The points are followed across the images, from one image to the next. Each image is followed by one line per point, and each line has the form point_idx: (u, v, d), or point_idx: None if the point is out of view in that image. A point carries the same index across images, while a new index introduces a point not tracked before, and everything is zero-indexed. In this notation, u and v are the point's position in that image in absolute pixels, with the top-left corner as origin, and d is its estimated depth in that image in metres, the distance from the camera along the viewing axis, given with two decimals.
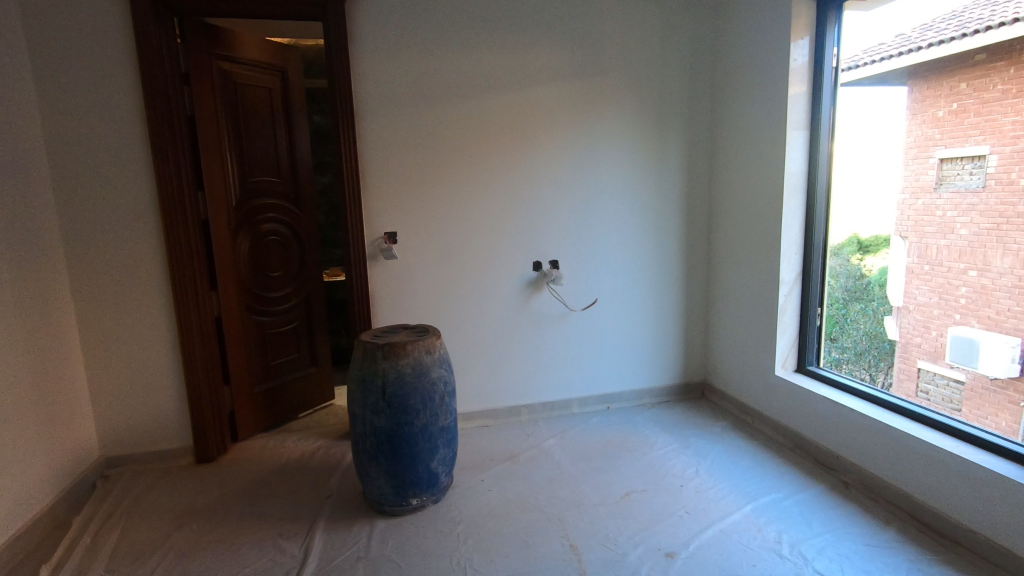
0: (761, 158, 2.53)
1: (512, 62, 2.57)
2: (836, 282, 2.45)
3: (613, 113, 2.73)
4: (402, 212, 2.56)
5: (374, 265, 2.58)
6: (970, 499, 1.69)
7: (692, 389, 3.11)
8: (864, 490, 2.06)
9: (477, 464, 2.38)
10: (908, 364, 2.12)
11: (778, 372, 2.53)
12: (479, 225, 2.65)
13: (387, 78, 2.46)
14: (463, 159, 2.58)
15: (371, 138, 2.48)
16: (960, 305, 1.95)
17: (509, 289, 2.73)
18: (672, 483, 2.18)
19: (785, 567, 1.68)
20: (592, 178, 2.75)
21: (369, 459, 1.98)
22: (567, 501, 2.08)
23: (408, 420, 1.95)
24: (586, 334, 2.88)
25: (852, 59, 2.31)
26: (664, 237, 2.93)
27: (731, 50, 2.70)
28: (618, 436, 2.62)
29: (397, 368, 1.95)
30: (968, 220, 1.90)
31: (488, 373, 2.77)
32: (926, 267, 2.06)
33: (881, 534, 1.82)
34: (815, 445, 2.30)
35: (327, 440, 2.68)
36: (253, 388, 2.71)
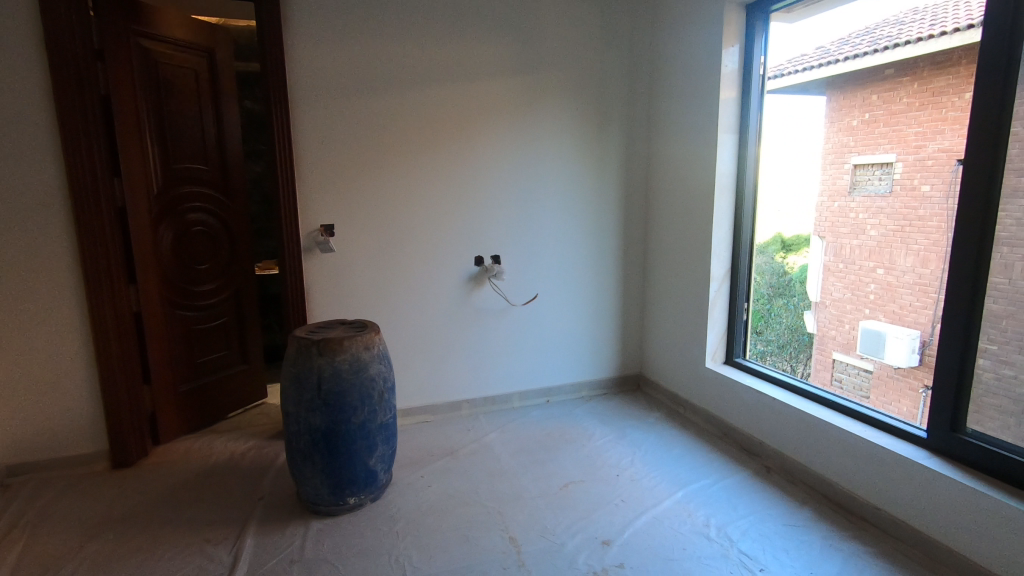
0: (695, 159, 2.63)
1: (453, 55, 2.54)
2: (761, 278, 2.58)
3: (554, 110, 2.76)
4: (339, 203, 2.48)
5: (310, 259, 2.49)
6: (875, 478, 1.84)
7: (628, 381, 3.20)
8: (783, 473, 2.20)
9: (417, 460, 2.36)
10: (824, 355, 2.32)
11: (708, 364, 2.65)
12: (419, 219, 2.61)
13: (325, 65, 2.38)
14: (404, 151, 2.54)
15: (307, 125, 2.39)
16: (870, 300, 2.17)
17: (450, 284, 2.72)
18: (608, 473, 2.24)
19: (712, 548, 1.77)
20: (533, 174, 2.78)
21: (304, 458, 1.92)
22: (506, 494, 2.09)
23: (345, 418, 1.91)
24: (526, 329, 2.91)
25: (778, 67, 2.43)
26: (603, 233, 3.00)
27: (666, 53, 2.79)
28: (557, 428, 2.67)
29: (333, 364, 1.89)
30: (877, 222, 2.13)
31: (428, 368, 2.75)
32: (841, 265, 2.28)
33: (798, 514, 1.95)
34: (741, 433, 2.43)
35: (259, 441, 2.57)
36: (177, 387, 2.56)
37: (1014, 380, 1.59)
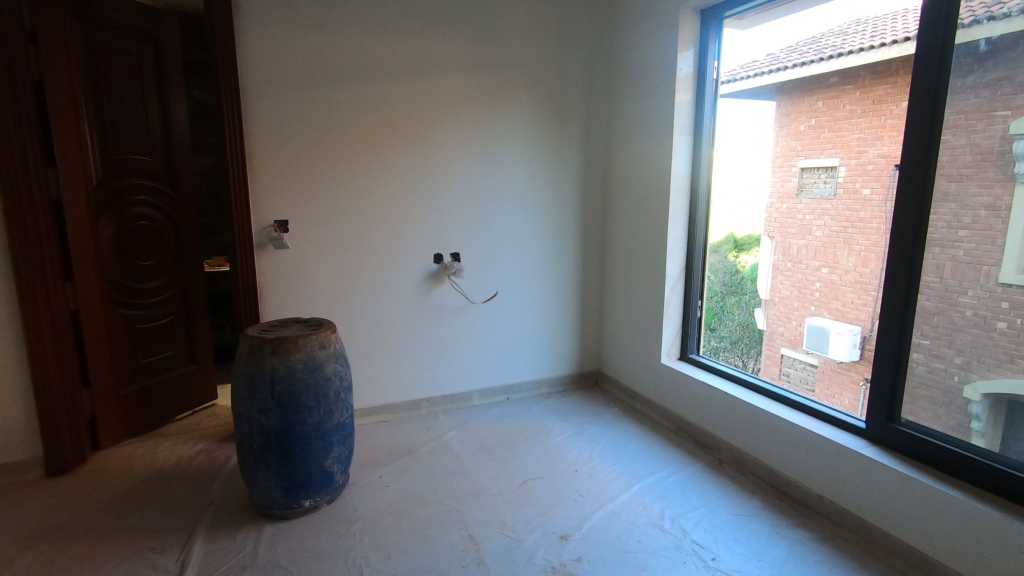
0: (651, 160, 2.69)
1: (412, 50, 2.51)
2: (715, 277, 2.66)
3: (514, 109, 2.77)
4: (293, 198, 2.42)
5: (263, 255, 2.42)
6: (818, 467, 1.93)
7: (586, 377, 3.25)
8: (734, 465, 2.28)
9: (374, 460, 2.32)
10: (773, 351, 2.39)
11: (664, 360, 2.72)
12: (377, 216, 2.57)
13: (279, 56, 2.31)
14: (361, 146, 2.49)
15: (259, 117, 2.32)
16: (815, 297, 2.26)
17: (409, 281, 2.69)
18: (567, 468, 2.27)
19: (667, 539, 1.82)
20: (494, 172, 2.78)
21: (256, 460, 1.86)
22: (465, 491, 2.09)
23: (300, 419, 1.86)
24: (486, 326, 2.91)
25: (730, 73, 2.51)
26: (562, 231, 3.02)
27: (624, 55, 2.84)
28: (517, 425, 2.68)
29: (287, 364, 1.84)
30: (823, 223, 2.21)
31: (386, 367, 2.71)
32: (789, 264, 2.36)
33: (747, 503, 2.02)
34: (694, 426, 2.51)
35: (208, 444, 2.48)
36: (120, 390, 2.44)
37: (944, 372, 1.69)
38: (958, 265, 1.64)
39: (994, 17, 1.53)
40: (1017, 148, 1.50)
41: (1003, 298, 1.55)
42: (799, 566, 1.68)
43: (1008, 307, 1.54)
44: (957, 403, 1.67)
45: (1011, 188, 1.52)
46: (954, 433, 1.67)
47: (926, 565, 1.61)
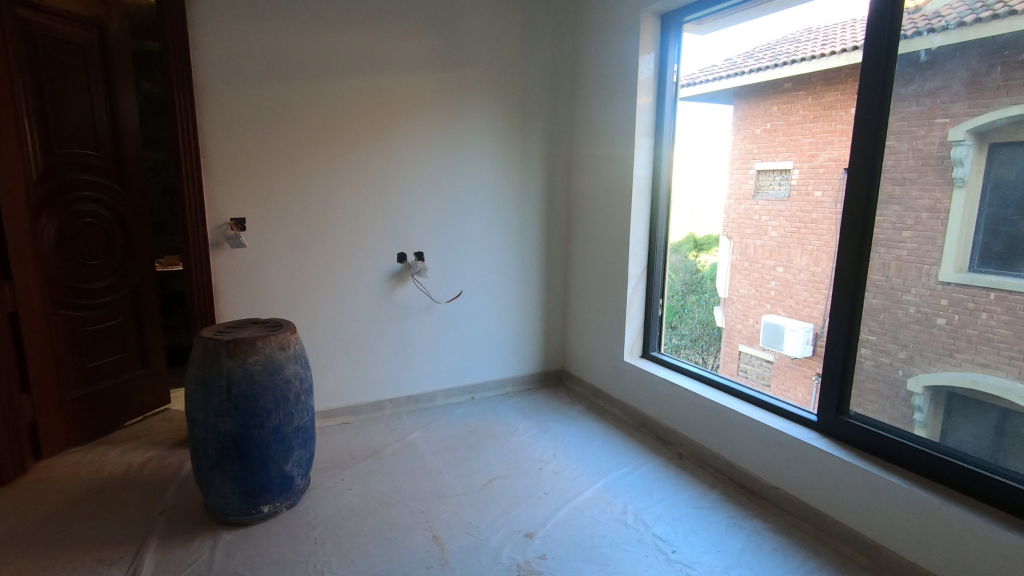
0: (614, 160, 2.72)
1: (374, 46, 2.48)
2: (676, 276, 2.73)
3: (478, 108, 2.77)
4: (250, 196, 2.35)
5: (219, 254, 2.34)
6: (773, 460, 2.00)
7: (551, 376, 3.27)
8: (694, 459, 2.34)
9: (336, 463, 2.28)
10: (731, 348, 2.47)
11: (627, 357, 2.76)
12: (338, 215, 2.52)
13: (236, 49, 2.24)
14: (321, 144, 2.44)
15: (214, 112, 2.24)
16: (771, 296, 2.33)
17: (372, 281, 2.65)
18: (531, 467, 2.28)
19: (628, 534, 1.85)
20: (458, 171, 2.77)
21: (211, 466, 1.81)
22: (429, 492, 2.08)
23: (258, 422, 1.81)
24: (451, 326, 2.90)
25: (689, 77, 2.59)
26: (527, 230, 3.04)
27: (586, 56, 2.87)
28: (481, 425, 2.68)
29: (245, 366, 1.79)
30: (777, 224, 2.29)
31: (349, 368, 2.66)
32: (746, 263, 2.44)
33: (706, 497, 2.07)
34: (656, 422, 2.56)
35: (160, 450, 2.38)
36: (64, 395, 2.32)
37: (889, 366, 1.78)
38: (901, 265, 1.73)
39: (934, 29, 1.61)
40: (954, 154, 1.59)
41: (943, 296, 1.64)
42: (755, 556, 1.74)
43: (947, 304, 1.63)
44: (901, 396, 1.75)
45: (948, 192, 1.60)
46: (898, 424, 1.75)
47: (873, 550, 1.68)
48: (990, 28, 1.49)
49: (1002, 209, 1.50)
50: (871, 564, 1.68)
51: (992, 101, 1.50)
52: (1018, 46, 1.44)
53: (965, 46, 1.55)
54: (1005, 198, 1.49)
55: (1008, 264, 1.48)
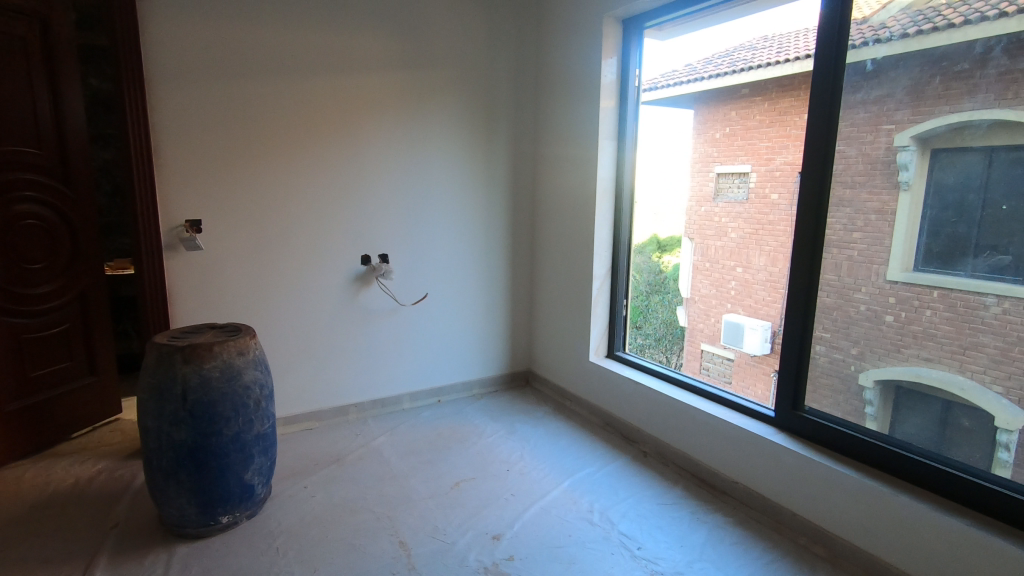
0: (578, 163, 2.75)
1: (336, 45, 2.44)
2: (640, 276, 2.78)
3: (443, 109, 2.76)
4: (206, 196, 2.28)
5: (173, 257, 2.27)
6: (733, 455, 2.05)
7: (517, 377, 3.28)
8: (658, 456, 2.38)
9: (299, 470, 2.23)
10: (694, 346, 2.52)
11: (592, 358, 2.80)
12: (300, 216, 2.47)
13: (190, 44, 2.17)
14: (282, 143, 2.39)
15: (168, 109, 2.17)
16: (731, 295, 2.38)
17: (335, 283, 2.60)
18: (498, 469, 2.28)
19: (595, 533, 1.87)
20: (423, 173, 2.75)
21: (166, 477, 1.74)
22: (395, 497, 2.05)
23: (215, 431, 1.75)
24: (416, 329, 2.87)
25: (651, 81, 2.63)
26: (492, 232, 3.04)
27: (550, 59, 2.89)
28: (448, 427, 2.67)
29: (201, 373, 1.74)
30: (737, 226, 2.35)
31: (311, 373, 2.61)
32: (707, 263, 2.49)
33: (670, 493, 2.11)
34: (621, 421, 2.60)
35: (111, 462, 2.28)
36: (4, 407, 2.20)
37: (842, 362, 1.86)
38: (853, 265, 1.80)
39: (879, 40, 1.69)
40: (900, 158, 1.66)
41: (891, 294, 1.71)
42: (716, 549, 1.78)
43: (895, 302, 1.70)
44: (853, 390, 1.83)
45: (895, 194, 1.68)
46: (850, 418, 1.82)
47: (827, 540, 1.75)
48: (930, 40, 1.57)
49: (943, 211, 1.57)
50: (826, 553, 1.75)
51: (933, 108, 1.58)
52: (956, 58, 1.53)
53: (908, 56, 1.62)
54: (945, 201, 1.57)
55: (949, 263, 1.56)
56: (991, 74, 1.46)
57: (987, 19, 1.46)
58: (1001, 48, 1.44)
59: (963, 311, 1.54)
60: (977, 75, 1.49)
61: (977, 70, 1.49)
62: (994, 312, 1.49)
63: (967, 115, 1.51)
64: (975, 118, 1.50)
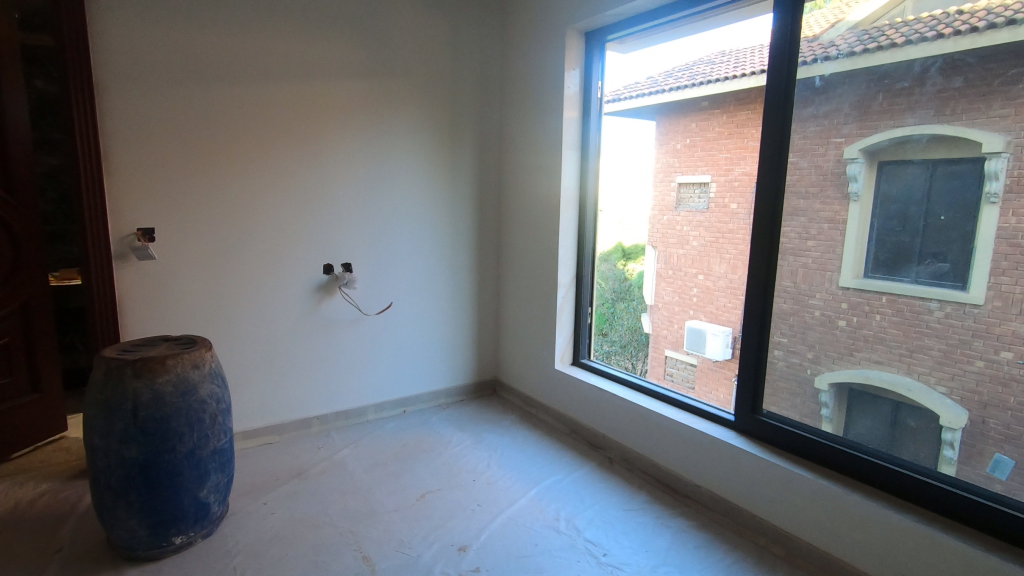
0: (543, 172, 2.78)
1: (298, 51, 2.42)
2: (605, 284, 2.82)
3: (408, 118, 2.75)
4: (160, 204, 2.21)
5: (124, 267, 2.19)
6: (695, 459, 2.09)
7: (484, 386, 3.27)
8: (623, 462, 2.41)
9: (258, 486, 2.16)
10: (658, 352, 2.57)
11: (558, 365, 2.81)
12: (260, 225, 2.42)
13: (143, 47, 2.11)
14: (241, 150, 2.33)
15: (118, 114, 2.10)
16: (693, 301, 2.45)
17: (296, 293, 2.55)
18: (464, 479, 2.26)
19: (561, 540, 1.87)
20: (387, 182, 2.72)
21: (115, 497, 1.66)
22: (359, 511, 2.01)
23: (169, 448, 1.68)
24: (381, 339, 2.83)
25: (614, 92, 2.68)
26: (458, 241, 3.03)
27: (515, 68, 2.92)
28: (414, 438, 2.64)
29: (153, 388, 1.67)
30: (698, 234, 2.42)
31: (271, 385, 2.54)
32: (670, 271, 2.56)
33: (635, 499, 2.13)
34: (587, 428, 2.61)
35: (54, 483, 2.17)
36: None
37: (799, 365, 1.92)
38: (808, 272, 1.87)
39: (828, 57, 1.77)
40: (849, 170, 1.74)
41: (843, 300, 1.79)
42: (679, 553, 1.81)
43: (847, 307, 1.78)
44: (809, 393, 1.90)
45: (846, 205, 1.76)
46: (807, 420, 1.88)
47: (786, 539, 1.80)
48: (876, 58, 1.65)
49: (889, 221, 1.66)
50: (784, 553, 1.79)
51: (879, 123, 1.67)
52: (897, 76, 1.62)
53: (854, 73, 1.71)
54: (890, 211, 1.65)
55: (895, 270, 1.65)
56: (929, 91, 1.55)
57: (926, 39, 1.54)
58: (936, 68, 1.53)
59: (909, 315, 1.63)
60: (916, 92, 1.58)
61: (916, 87, 1.58)
62: (937, 316, 1.57)
63: (909, 130, 1.60)
64: (915, 134, 1.59)
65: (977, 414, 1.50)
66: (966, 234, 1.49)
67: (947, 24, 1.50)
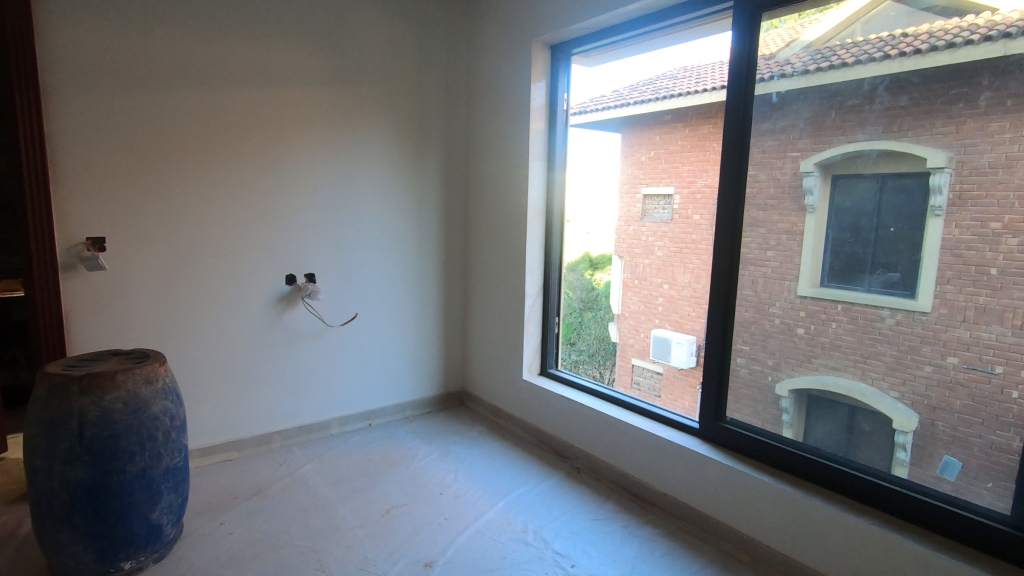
0: (510, 182, 2.79)
1: (259, 58, 2.37)
2: (572, 294, 2.84)
3: (373, 127, 2.72)
4: (110, 211, 2.12)
5: (71, 278, 2.09)
6: (662, 467, 2.11)
7: (451, 398, 3.24)
8: (590, 472, 2.42)
9: (216, 505, 2.08)
10: (625, 361, 2.59)
11: (526, 376, 2.81)
12: (218, 234, 2.34)
13: (93, 50, 2.04)
14: (197, 157, 2.27)
15: (65, 117, 2.01)
16: (658, 310, 2.48)
17: (257, 305, 2.48)
18: (431, 493, 2.23)
19: (529, 553, 1.86)
20: (351, 191, 2.69)
21: (58, 521, 1.57)
22: (322, 529, 1.95)
23: (117, 468, 1.60)
24: (346, 350, 2.78)
25: (581, 105, 2.72)
26: (424, 251, 3.01)
27: (482, 79, 2.94)
28: (379, 452, 2.59)
29: (101, 405, 1.59)
30: (663, 244, 2.44)
31: (229, 400, 2.45)
32: (636, 280, 2.59)
33: (602, 509, 2.14)
34: (555, 438, 2.61)
35: None
36: None
37: (760, 372, 1.97)
38: (768, 281, 1.92)
39: (783, 74, 1.83)
40: (805, 183, 1.80)
41: (801, 308, 1.85)
42: (647, 562, 1.82)
43: (805, 315, 1.84)
44: (771, 400, 1.94)
45: (802, 217, 1.82)
46: (768, 426, 1.92)
47: (749, 545, 1.83)
48: (828, 76, 1.72)
49: (843, 232, 1.72)
50: (748, 558, 1.82)
51: (832, 138, 1.73)
52: (848, 94, 1.69)
53: (808, 90, 1.78)
54: (844, 223, 1.72)
55: (849, 279, 1.71)
56: (878, 109, 1.62)
57: (874, 59, 1.61)
58: (884, 87, 1.61)
59: (863, 323, 1.69)
60: (866, 109, 1.65)
61: (866, 105, 1.65)
62: (888, 323, 1.63)
63: (861, 145, 1.67)
64: (866, 148, 1.65)
65: (927, 417, 1.56)
66: (913, 245, 1.56)
67: (893, 46, 1.57)
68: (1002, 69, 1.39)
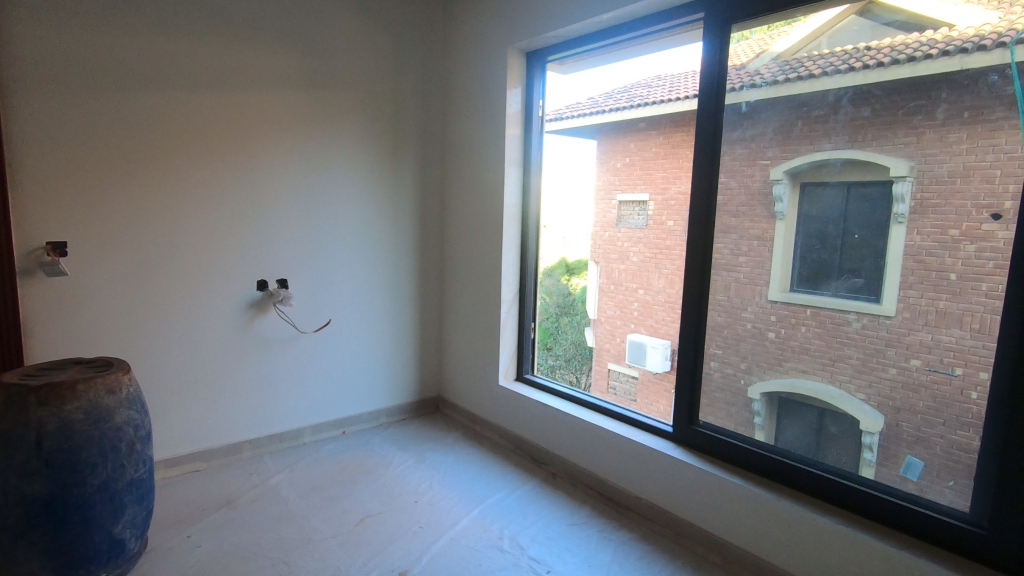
0: (485, 188, 2.79)
1: (230, 60, 2.33)
2: (549, 299, 2.84)
3: (347, 131, 2.69)
4: (71, 215, 2.05)
5: (30, 284, 2.01)
6: (637, 471, 2.13)
7: (427, 404, 3.22)
8: (566, 477, 2.42)
9: (183, 517, 2.02)
10: (601, 366, 2.61)
11: (502, 381, 2.81)
12: (186, 239, 2.29)
13: (54, 49, 1.97)
14: (164, 159, 2.21)
15: (25, 118, 1.95)
16: (634, 315, 2.50)
17: (227, 311, 2.43)
18: (406, 501, 2.20)
19: (504, 559, 1.85)
20: (324, 196, 2.65)
21: (12, 538, 1.50)
22: (293, 540, 1.91)
23: (78, 480, 1.55)
24: (319, 357, 2.74)
25: (557, 112, 2.74)
26: (399, 256, 2.98)
27: (457, 85, 2.94)
28: (353, 460, 2.55)
29: (61, 416, 1.54)
30: (638, 250, 2.51)
31: (198, 408, 2.39)
32: (612, 285, 2.66)
33: (578, 514, 2.14)
34: (531, 444, 2.61)
35: None
36: None
37: (733, 376, 2.00)
38: (739, 286, 1.96)
39: (752, 85, 1.88)
40: (775, 190, 1.85)
41: (772, 312, 1.89)
42: (621, 566, 1.83)
43: (776, 319, 1.88)
44: (743, 403, 1.97)
45: (772, 223, 1.86)
46: (741, 429, 1.95)
47: (722, 547, 1.85)
48: (795, 87, 1.77)
49: (810, 238, 1.76)
50: (721, 560, 1.85)
51: (799, 147, 1.78)
52: (814, 105, 1.74)
53: (776, 100, 1.83)
54: (811, 230, 1.76)
55: (816, 284, 1.75)
56: (842, 120, 1.67)
57: (840, 71, 1.67)
58: (848, 98, 1.66)
59: (830, 326, 1.73)
60: (831, 120, 1.70)
61: (831, 115, 1.70)
62: (855, 327, 1.68)
63: (827, 154, 1.72)
64: (832, 158, 1.70)
65: (891, 418, 1.60)
66: (877, 251, 1.61)
67: (857, 58, 1.63)
68: (958, 83, 1.44)
